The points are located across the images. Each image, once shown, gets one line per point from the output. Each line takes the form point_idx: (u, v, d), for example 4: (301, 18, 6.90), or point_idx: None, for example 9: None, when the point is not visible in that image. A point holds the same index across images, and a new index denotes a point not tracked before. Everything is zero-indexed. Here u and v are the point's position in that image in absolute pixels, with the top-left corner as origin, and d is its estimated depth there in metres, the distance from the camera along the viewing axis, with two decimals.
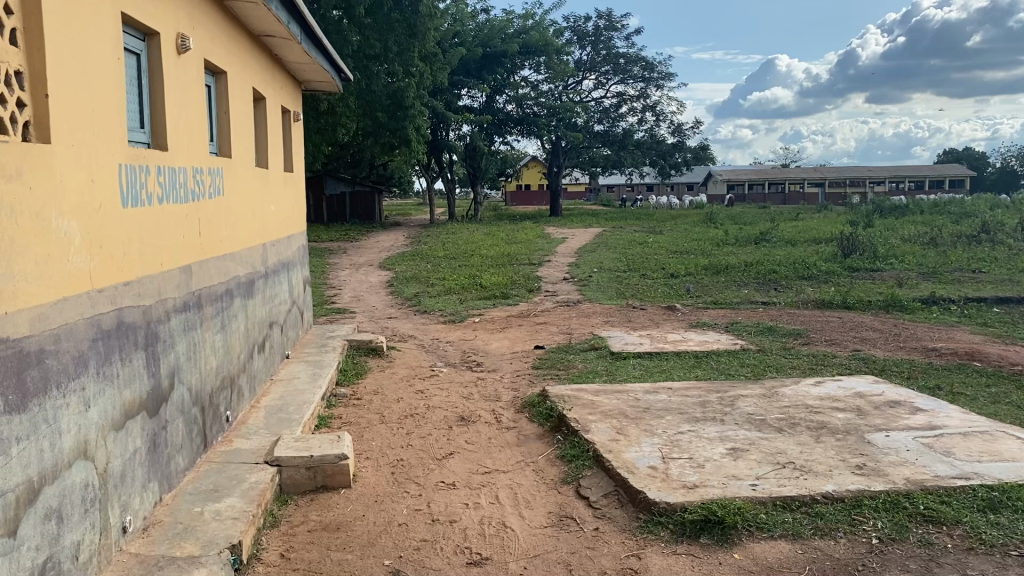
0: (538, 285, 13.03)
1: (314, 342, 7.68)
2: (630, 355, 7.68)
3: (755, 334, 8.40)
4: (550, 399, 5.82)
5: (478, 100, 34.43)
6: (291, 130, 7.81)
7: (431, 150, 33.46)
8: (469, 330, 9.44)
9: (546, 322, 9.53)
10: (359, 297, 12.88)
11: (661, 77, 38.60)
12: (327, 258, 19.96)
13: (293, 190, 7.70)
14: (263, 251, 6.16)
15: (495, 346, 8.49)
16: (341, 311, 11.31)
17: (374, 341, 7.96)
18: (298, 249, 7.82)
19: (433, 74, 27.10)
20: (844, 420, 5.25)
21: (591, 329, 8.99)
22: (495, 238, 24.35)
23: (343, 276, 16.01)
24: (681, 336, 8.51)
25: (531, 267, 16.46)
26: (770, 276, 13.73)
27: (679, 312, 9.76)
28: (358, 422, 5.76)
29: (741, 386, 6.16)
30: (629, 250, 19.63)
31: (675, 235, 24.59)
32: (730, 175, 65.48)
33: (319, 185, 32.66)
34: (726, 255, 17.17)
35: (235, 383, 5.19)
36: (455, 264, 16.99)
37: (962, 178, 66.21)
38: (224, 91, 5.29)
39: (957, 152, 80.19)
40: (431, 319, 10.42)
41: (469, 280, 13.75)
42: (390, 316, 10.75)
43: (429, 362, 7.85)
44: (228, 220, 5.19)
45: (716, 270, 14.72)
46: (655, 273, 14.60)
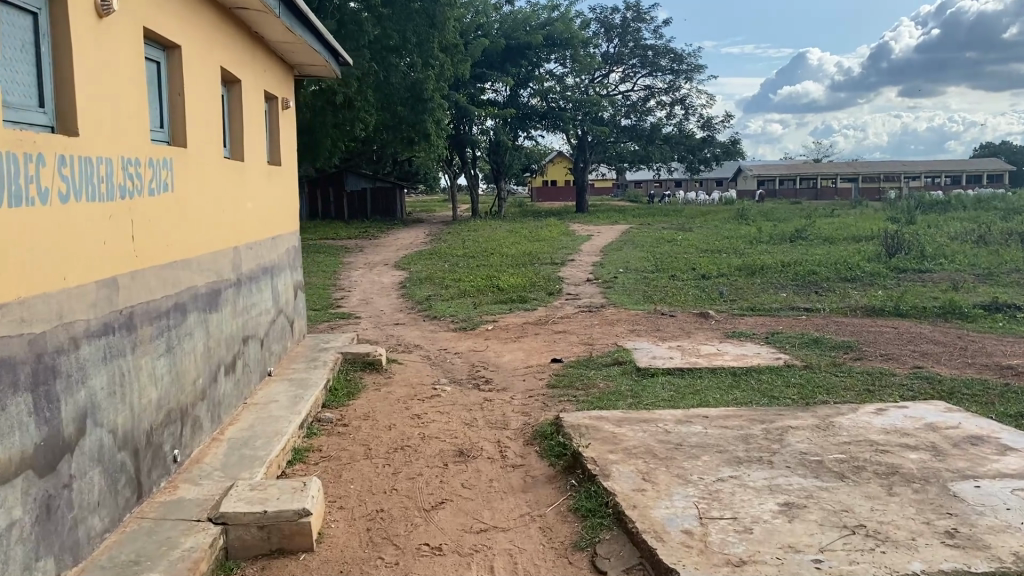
0: (559, 288, 12.17)
1: (303, 356, 6.89)
2: (660, 372, 6.76)
3: (799, 347, 7.46)
4: (564, 430, 4.96)
5: (502, 94, 33.61)
6: (277, 120, 7.02)
7: (453, 144, 32.63)
8: (480, 339, 8.58)
9: (566, 330, 8.66)
10: (368, 300, 12.09)
11: (691, 70, 37.46)
12: (342, 257, 19.23)
13: (280, 186, 6.93)
14: (232, 256, 5.36)
15: (507, 359, 7.62)
16: (346, 316, 10.53)
17: (371, 355, 7.16)
18: (285, 252, 7.02)
19: (456, 68, 26.30)
20: (919, 463, 4.31)
21: (615, 339, 8.11)
22: (518, 235, 23.49)
23: (356, 277, 15.23)
24: (715, 349, 7.60)
25: (554, 267, 15.58)
26: (811, 277, 12.73)
27: (713, 319, 8.84)
28: (338, 457, 4.95)
29: (789, 415, 5.23)
30: (658, 249, 18.68)
31: (705, 233, 23.59)
32: (761, 170, 64.05)
33: (339, 181, 32.24)
34: (760, 255, 16.17)
35: (188, 415, 4.40)
36: (474, 263, 16.16)
37: (1001, 172, 64.26)
38: (178, 69, 4.48)
39: (994, 146, 78.01)
40: (441, 325, 9.59)
41: (486, 281, 12.93)
42: (398, 322, 9.94)
43: (431, 378, 7.00)
44: (180, 222, 4.39)
45: (750, 271, 13.76)
46: (685, 274, 13.68)
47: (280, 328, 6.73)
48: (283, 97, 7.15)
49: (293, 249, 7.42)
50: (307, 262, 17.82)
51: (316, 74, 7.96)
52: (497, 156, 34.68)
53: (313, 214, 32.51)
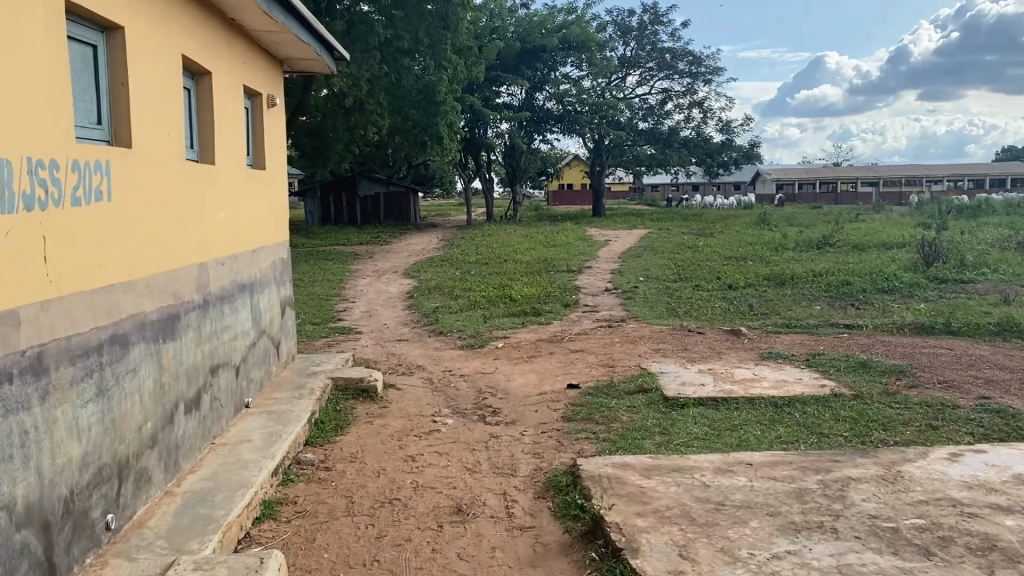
0: (576, 299, 11.41)
1: (289, 385, 6.17)
2: (691, 403, 5.96)
3: (846, 372, 6.64)
4: (583, 483, 4.19)
5: (518, 97, 32.97)
6: (262, 119, 6.30)
7: (467, 148, 31.92)
8: (490, 358, 7.82)
9: (584, 348, 7.88)
10: (372, 312, 11.37)
11: (710, 72, 36.58)
12: (350, 264, 18.56)
13: (264, 192, 6.22)
14: (197, 275, 4.64)
15: (518, 384, 6.85)
16: (347, 330, 9.81)
17: (366, 381, 6.44)
18: (268, 266, 6.30)
19: (470, 70, 25.62)
20: (1021, 534, 3.49)
21: (638, 360, 7.33)
22: (533, 241, 22.74)
23: (362, 285, 14.53)
24: (750, 373, 6.80)
25: (570, 275, 14.79)
26: (845, 288, 11.89)
27: (745, 337, 8.04)
28: (316, 513, 4.21)
29: (848, 462, 4.41)
30: (679, 256, 17.86)
31: (727, 239, 22.75)
32: (780, 174, 62.93)
33: (351, 186, 31.72)
34: (788, 263, 15.32)
35: (129, 467, 3.67)
36: (486, 271, 15.40)
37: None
38: (120, 56, 3.76)
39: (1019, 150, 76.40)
40: (447, 342, 8.84)
41: (498, 291, 12.20)
42: (400, 338, 9.20)
43: (433, 408, 6.24)
44: (122, 236, 3.67)
45: (780, 281, 12.94)
46: (710, 283, 12.90)
47: (261, 354, 6.02)
48: (268, 94, 6.43)
49: (279, 261, 6.70)
50: (313, 269, 17.17)
51: (309, 69, 7.24)
52: (512, 159, 33.89)
53: (325, 219, 32.00)
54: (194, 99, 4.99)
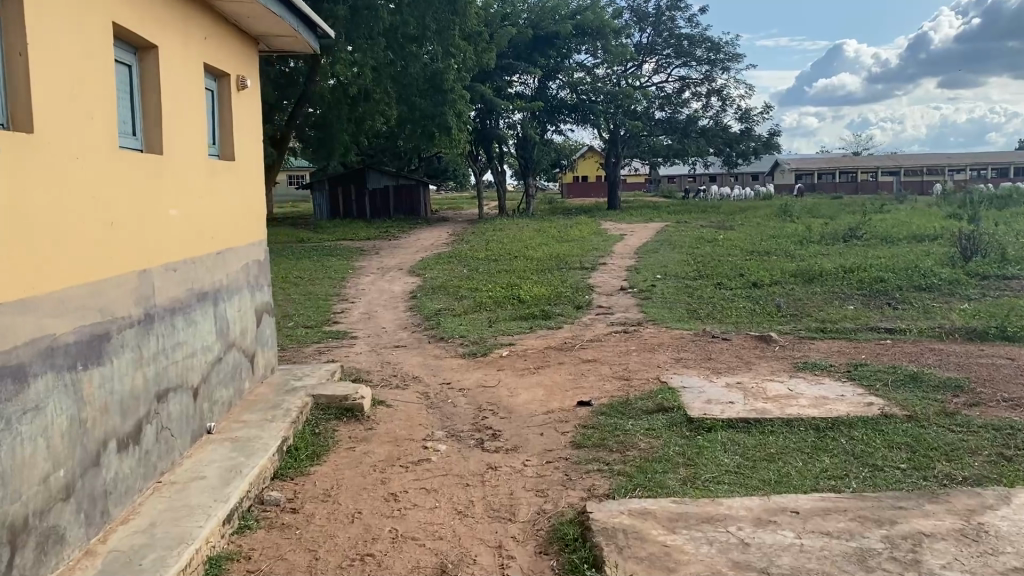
0: (589, 299, 10.65)
1: (262, 405, 5.46)
2: (718, 426, 5.19)
3: (893, 388, 5.85)
4: (592, 539, 3.45)
5: (531, 86, 32.18)
6: (230, 103, 5.58)
7: (478, 140, 31.14)
8: (492, 370, 7.08)
9: (597, 357, 7.12)
10: (371, 314, 10.68)
11: (728, 59, 35.60)
12: (355, 260, 17.89)
13: (232, 185, 5.50)
14: (137, 285, 3.93)
15: (522, 400, 6.10)
16: (341, 335, 9.10)
17: (350, 400, 5.71)
18: (238, 269, 5.59)
19: (480, 59, 24.84)
20: None
21: (657, 372, 6.56)
22: (546, 235, 21.99)
23: (364, 284, 13.83)
24: (784, 388, 6.02)
25: (583, 273, 14.03)
26: (880, 287, 11.06)
27: (776, 345, 7.25)
28: (270, 573, 3.48)
29: (916, 510, 3.64)
30: (697, 251, 17.06)
31: (748, 232, 21.90)
32: (798, 164, 61.74)
33: (360, 178, 31.06)
34: (814, 259, 14.47)
35: (29, 530, 2.96)
36: (496, 269, 14.64)
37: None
38: (15, 20, 3.06)
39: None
40: (447, 349, 8.11)
41: (506, 291, 11.48)
42: (398, 345, 8.48)
43: (425, 429, 5.49)
44: (19, 242, 2.96)
45: (808, 279, 12.11)
46: (732, 281, 12.11)
47: (229, 370, 5.33)
48: (238, 75, 5.71)
49: (255, 263, 6.00)
50: (316, 266, 16.51)
51: (290, 48, 6.51)
52: (526, 151, 33.10)
53: (334, 213, 31.31)
54: (137, 77, 4.27)
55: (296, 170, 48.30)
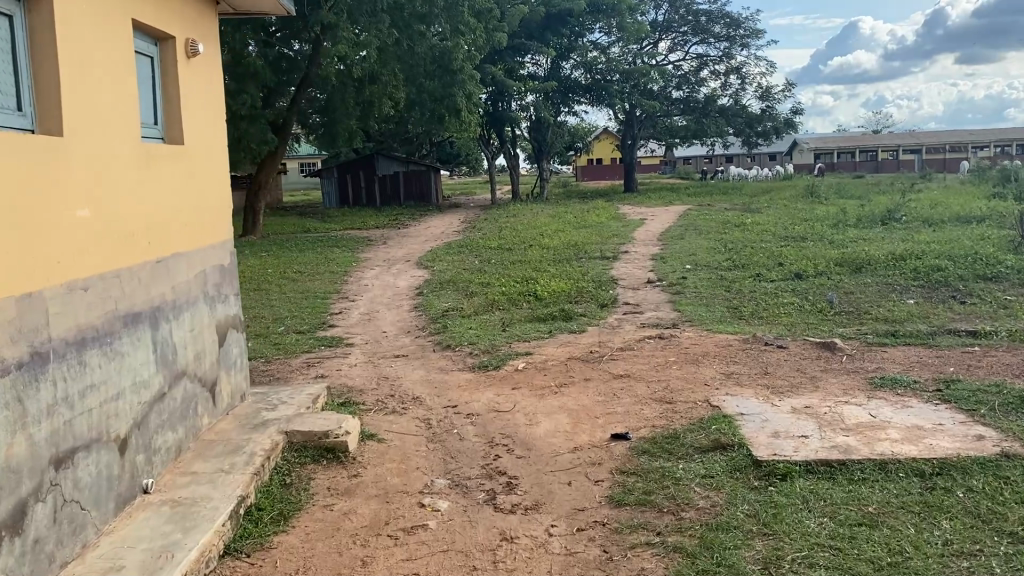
0: (614, 296, 9.54)
1: (221, 449, 4.40)
2: (796, 472, 4.11)
3: (1004, 415, 4.72)
4: None
5: (543, 66, 30.93)
6: (174, 72, 4.50)
7: (490, 122, 29.95)
8: (507, 388, 6.00)
9: (630, 371, 6.02)
10: (372, 315, 9.61)
11: (748, 36, 34.17)
12: (359, 252, 16.83)
13: (180, 174, 4.44)
14: (18, 314, 2.85)
15: (544, 432, 5.01)
16: (334, 342, 8.01)
17: (332, 438, 4.65)
18: (188, 280, 4.51)
19: (490, 37, 23.66)
20: None
21: (707, 393, 5.46)
22: (561, 221, 20.87)
23: (366, 279, 12.74)
24: (866, 414, 4.91)
25: (604, 263, 12.92)
26: (938, 277, 9.90)
27: (844, 355, 6.12)
28: None
29: None
30: (726, 237, 15.87)
31: (776, 215, 20.68)
32: (816, 143, 59.96)
33: (369, 165, 29.98)
34: (856, 245, 13.27)
35: None
36: (510, 260, 13.51)
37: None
38: None
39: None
40: (454, 360, 7.02)
41: (521, 286, 10.38)
42: (397, 355, 7.39)
43: (423, 476, 4.42)
44: None
45: (856, 269, 10.94)
46: (771, 272, 10.95)
47: (177, 408, 4.29)
48: (186, 39, 4.63)
49: (215, 271, 4.93)
50: (318, 260, 15.44)
51: (255, 6, 5.42)
52: (539, 133, 31.90)
53: (344, 202, 30.21)
54: (21, 31, 3.19)
55: (303, 157, 47.19)
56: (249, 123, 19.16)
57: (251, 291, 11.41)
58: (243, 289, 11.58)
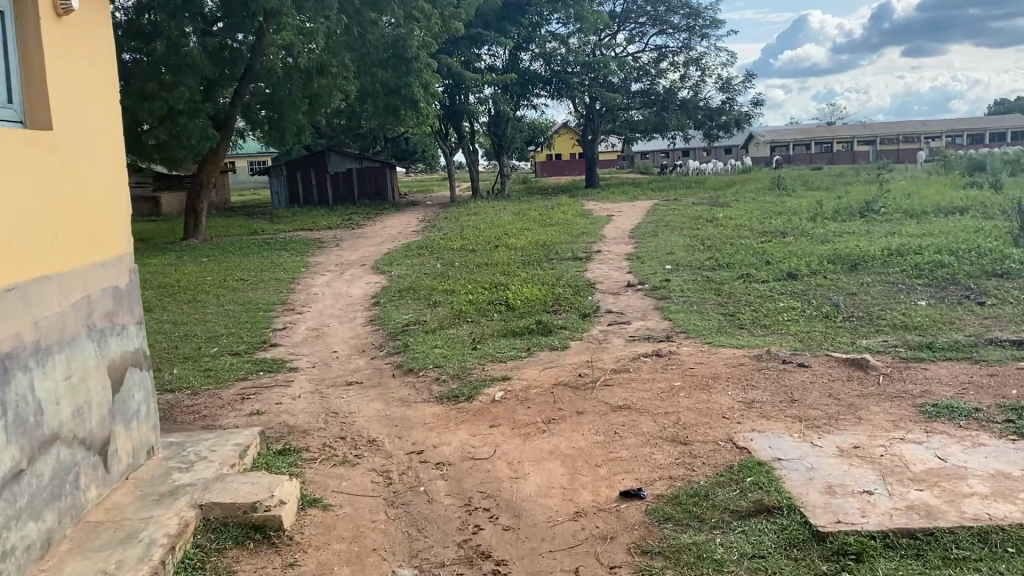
0: (593, 303, 8.54)
1: (108, 538, 3.29)
2: (872, 549, 3.14)
3: None
4: None
5: (500, 58, 29.85)
6: (36, 33, 3.39)
7: (447, 117, 28.76)
8: (482, 426, 4.96)
9: (630, 401, 5.02)
10: (322, 331, 8.51)
11: (707, 26, 33.44)
12: (311, 255, 15.65)
13: (45, 171, 3.33)
14: None
15: (533, 490, 3.98)
16: (275, 368, 6.90)
17: (261, 512, 3.58)
18: (61, 311, 3.39)
19: (446, 27, 22.55)
20: None
21: (728, 431, 4.47)
22: (526, 218, 19.86)
23: (317, 287, 11.61)
24: (935, 457, 3.94)
25: (576, 264, 11.95)
26: (945, 274, 9.07)
27: (880, 375, 5.18)
28: None
29: None
30: (701, 233, 14.98)
31: (747, 209, 19.91)
32: (773, 135, 59.74)
33: (321, 162, 28.61)
34: (841, 240, 12.47)
35: None
36: (474, 263, 12.45)
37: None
38: None
39: (1009, 102, 73.70)
40: (417, 388, 5.96)
41: (489, 294, 9.33)
42: (350, 384, 6.30)
43: (381, 563, 3.37)
44: None
45: (850, 266, 10.09)
46: (760, 272, 10.05)
47: (45, 487, 3.18)
48: None
49: (105, 297, 3.82)
50: (265, 265, 14.24)
51: None
52: (498, 128, 30.77)
53: (294, 201, 28.83)
54: None
55: (253, 156, 45.52)
56: (187, 118, 17.72)
57: (185, 306, 10.20)
58: (177, 303, 10.36)
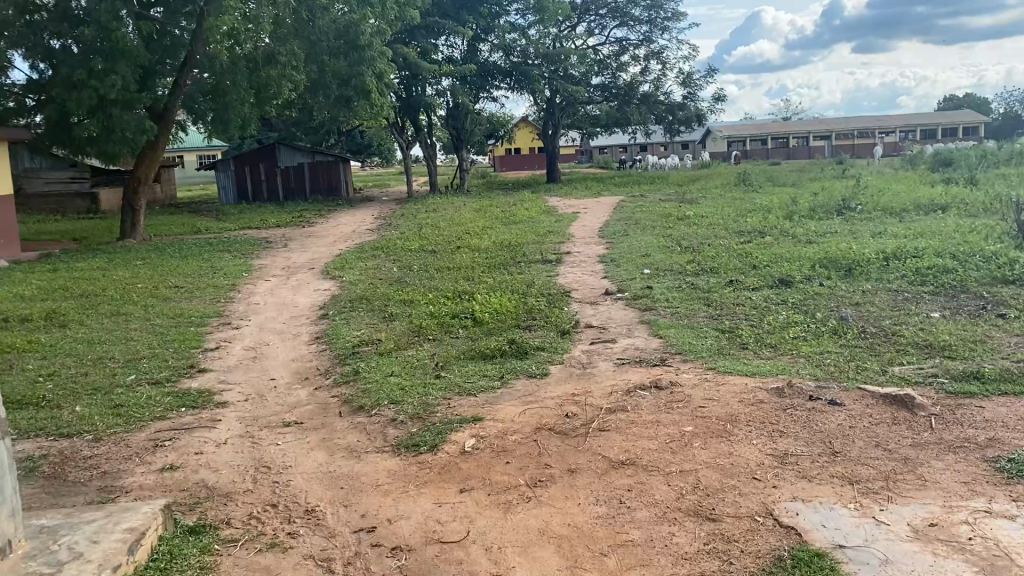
0: (571, 317, 7.56)
1: None
2: None
3: None
4: None
5: (458, 49, 28.73)
6: None
7: (404, 110, 27.58)
8: (450, 489, 3.96)
9: (634, 456, 4.06)
10: (260, 351, 7.41)
11: (669, 19, 32.66)
12: (256, 257, 14.47)
13: None
14: None
15: None
16: (200, 403, 5.80)
17: None
18: None
19: (401, 14, 21.43)
20: None
21: (766, 501, 3.54)
22: (487, 216, 18.87)
23: (259, 295, 10.48)
24: None
25: (545, 267, 11.01)
26: (951, 281, 8.33)
27: (931, 418, 4.28)
28: None
29: None
30: (674, 233, 14.14)
31: (716, 206, 19.19)
32: (730, 130, 59.54)
33: (270, 157, 27.20)
34: (824, 240, 11.71)
35: None
36: (434, 267, 11.42)
37: (977, 124, 59.92)
38: None
39: (958, 98, 74.68)
40: (370, 431, 4.92)
41: (452, 305, 8.29)
42: (288, 425, 5.24)
43: None
44: None
45: (845, 271, 9.28)
46: (749, 277, 9.19)
47: None
48: None
49: None
50: (205, 268, 13.04)
51: None
52: (457, 121, 29.64)
53: (242, 197, 27.45)
54: None
55: (201, 149, 43.68)
56: (121, 108, 16.28)
57: (107, 320, 8.98)
58: (97, 316, 9.15)
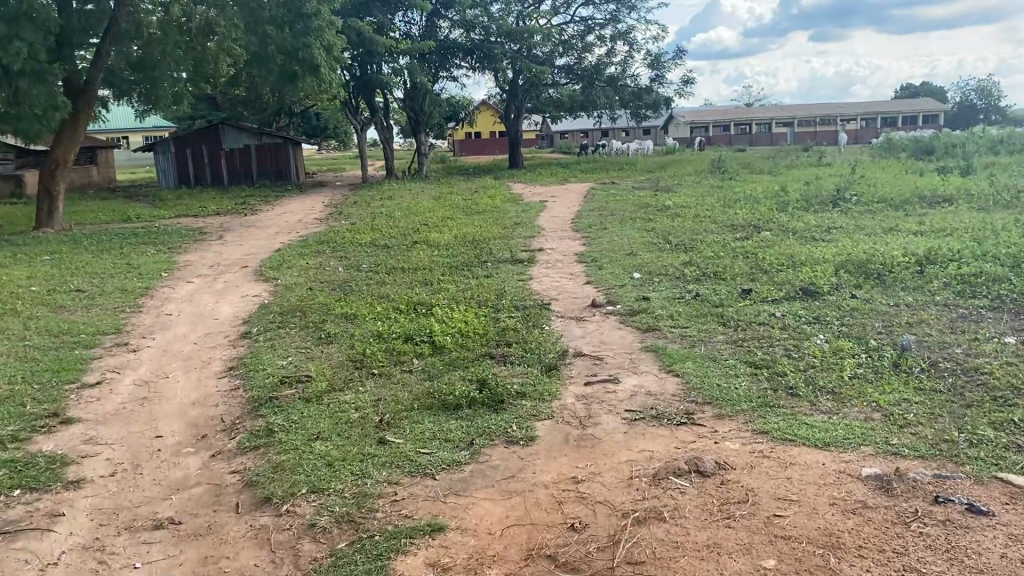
0: (556, 343, 5.95)
1: None
2: None
3: None
4: None
5: (416, 24, 26.83)
6: None
7: (358, 89, 25.65)
8: None
9: None
10: (155, 388, 5.68)
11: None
12: (183, 252, 12.64)
13: None
14: None
15: None
16: (43, 484, 4.06)
17: None
18: None
19: None
20: None
21: None
22: (447, 205, 17.22)
23: (175, 302, 8.71)
24: None
25: (517, 269, 9.41)
26: (1010, 294, 6.92)
27: None
28: None
29: None
30: (658, 226, 12.61)
31: (694, 195, 17.73)
32: (694, 116, 58.28)
33: (213, 137, 25.07)
34: (833, 238, 10.26)
35: None
36: (388, 267, 9.74)
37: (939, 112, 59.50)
38: None
39: (915, 87, 74.61)
40: (275, 550, 3.24)
41: (405, 323, 6.62)
42: (159, 529, 3.54)
43: None
44: None
45: (874, 278, 7.83)
46: (765, 286, 7.65)
47: None
48: None
49: None
50: (122, 266, 11.17)
51: None
52: (415, 102, 27.77)
53: (182, 180, 25.31)
54: None
55: (144, 130, 41.10)
56: (30, 81, 13.96)
57: None
58: None
